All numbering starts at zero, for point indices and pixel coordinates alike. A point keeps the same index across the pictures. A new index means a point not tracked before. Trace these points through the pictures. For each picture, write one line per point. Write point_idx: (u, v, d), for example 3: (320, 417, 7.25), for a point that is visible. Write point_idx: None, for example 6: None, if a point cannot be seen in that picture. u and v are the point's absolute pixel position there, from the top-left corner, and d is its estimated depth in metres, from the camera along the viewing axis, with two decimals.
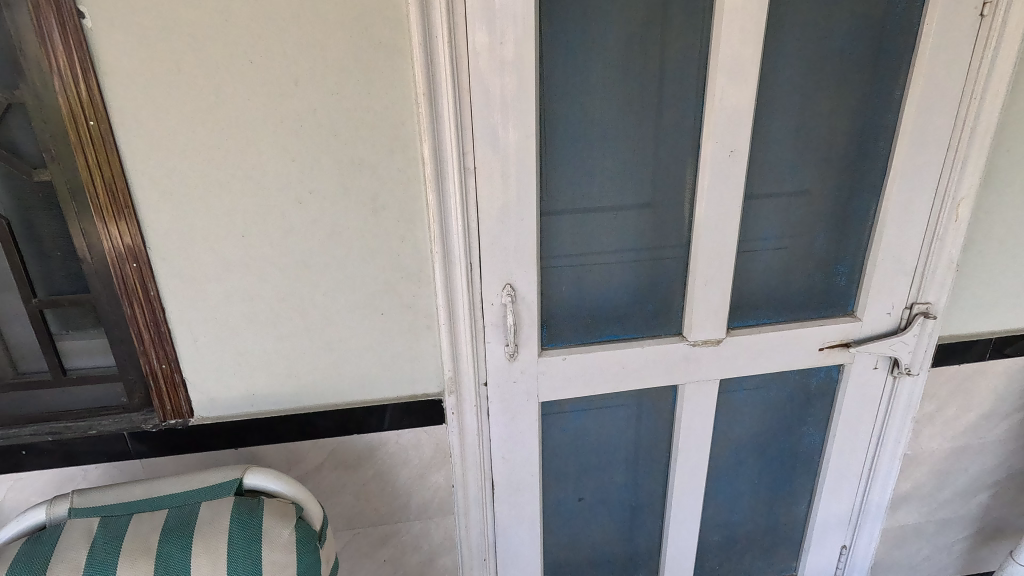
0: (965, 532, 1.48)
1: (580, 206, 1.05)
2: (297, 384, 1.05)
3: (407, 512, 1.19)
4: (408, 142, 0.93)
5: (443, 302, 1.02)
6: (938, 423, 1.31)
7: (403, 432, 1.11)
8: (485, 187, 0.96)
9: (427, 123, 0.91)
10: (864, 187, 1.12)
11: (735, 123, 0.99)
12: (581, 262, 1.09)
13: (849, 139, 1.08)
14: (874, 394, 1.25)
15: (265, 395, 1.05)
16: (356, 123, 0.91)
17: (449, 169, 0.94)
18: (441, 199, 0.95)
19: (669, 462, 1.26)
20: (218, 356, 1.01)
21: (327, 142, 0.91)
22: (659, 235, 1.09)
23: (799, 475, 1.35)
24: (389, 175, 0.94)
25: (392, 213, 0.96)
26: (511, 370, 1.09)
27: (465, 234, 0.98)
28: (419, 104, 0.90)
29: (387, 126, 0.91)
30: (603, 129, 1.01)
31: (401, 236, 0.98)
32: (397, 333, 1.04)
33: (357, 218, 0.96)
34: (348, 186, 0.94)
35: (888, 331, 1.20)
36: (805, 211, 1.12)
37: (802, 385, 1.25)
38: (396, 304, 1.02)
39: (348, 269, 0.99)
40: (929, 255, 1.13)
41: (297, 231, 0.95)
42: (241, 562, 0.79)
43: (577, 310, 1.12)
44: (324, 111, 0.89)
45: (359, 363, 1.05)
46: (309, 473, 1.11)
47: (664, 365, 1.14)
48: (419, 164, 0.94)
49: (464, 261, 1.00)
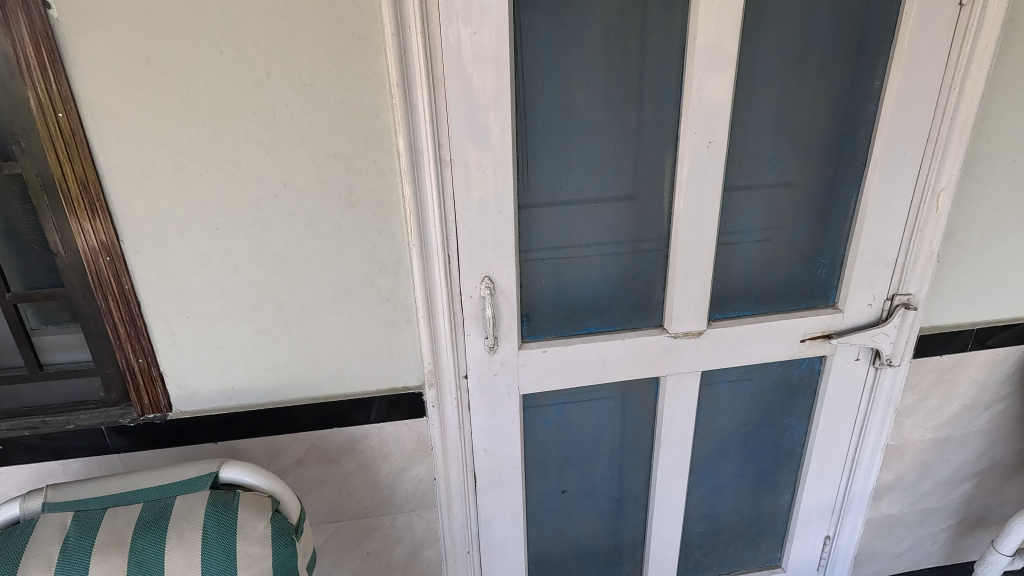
0: (948, 522, 1.49)
1: (558, 197, 1.05)
2: (277, 377, 1.05)
3: (390, 506, 1.19)
4: (383, 134, 0.92)
5: (422, 295, 1.02)
6: (920, 413, 1.32)
7: (384, 425, 1.11)
8: (463, 180, 0.95)
9: (403, 114, 0.90)
10: (845, 178, 1.12)
11: (713, 114, 0.99)
12: (561, 255, 1.09)
13: (829, 130, 1.08)
14: (856, 386, 1.26)
15: (244, 389, 1.05)
16: (330, 116, 0.90)
17: (426, 161, 0.94)
18: (419, 191, 0.95)
19: (652, 454, 1.26)
20: (195, 350, 1.00)
21: (302, 134, 0.90)
22: (639, 228, 1.09)
23: (783, 466, 1.35)
24: (364, 167, 0.94)
25: (368, 205, 0.96)
26: (491, 363, 1.09)
27: (443, 227, 0.98)
28: (393, 96, 0.90)
29: (362, 117, 0.91)
30: (581, 120, 1.01)
31: (378, 229, 0.98)
32: (377, 326, 1.04)
33: (334, 211, 0.95)
34: (324, 178, 0.93)
35: (870, 323, 1.21)
36: (786, 203, 1.12)
37: (784, 377, 1.25)
38: (374, 297, 1.02)
39: (326, 262, 0.98)
40: (910, 246, 1.13)
41: (272, 223, 0.95)
42: (215, 556, 0.79)
43: (557, 303, 1.12)
44: (296, 103, 0.89)
45: (339, 356, 1.05)
46: (291, 467, 1.11)
47: (645, 357, 1.15)
48: (395, 156, 0.94)
49: (442, 254, 0.99)
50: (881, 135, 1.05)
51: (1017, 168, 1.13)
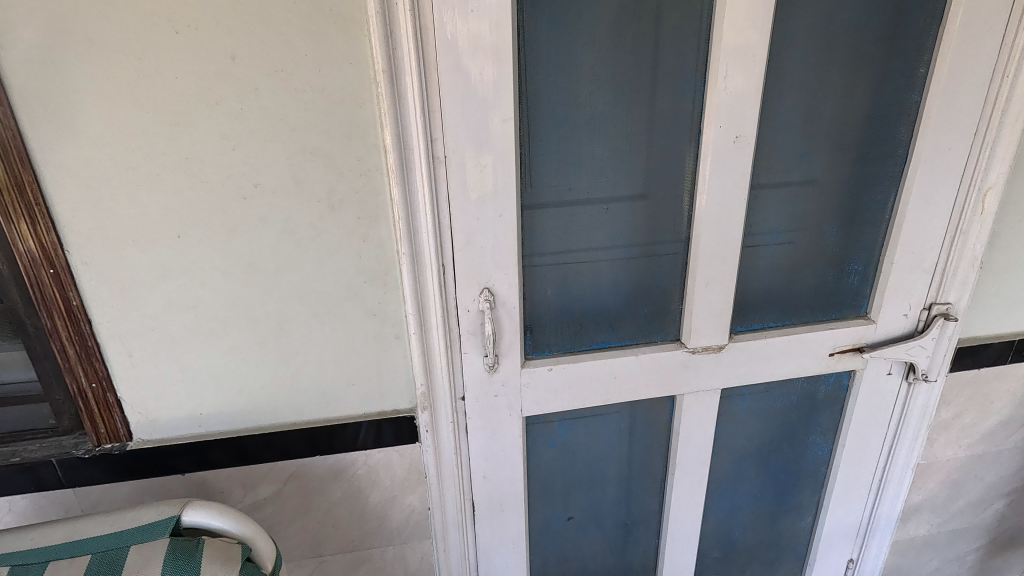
0: (977, 542, 1.40)
1: (565, 198, 0.93)
2: (251, 401, 0.93)
3: (380, 537, 1.08)
4: (367, 127, 0.81)
5: (413, 309, 0.90)
6: (954, 430, 1.22)
7: (372, 452, 1.00)
8: (459, 180, 0.84)
9: (390, 105, 0.79)
10: (882, 176, 1.01)
11: (740, 105, 0.88)
12: (568, 262, 0.98)
13: (866, 123, 0.97)
14: (886, 402, 1.16)
15: (214, 415, 0.93)
16: (306, 106, 0.78)
17: (416, 158, 0.82)
18: (409, 192, 0.84)
19: (665, 477, 1.16)
20: (156, 372, 0.88)
21: (274, 128, 0.79)
22: (655, 233, 0.98)
23: (806, 487, 1.25)
24: (346, 165, 0.82)
25: (352, 209, 0.85)
26: (491, 383, 0.98)
27: (437, 232, 0.86)
28: (379, 84, 0.78)
29: (343, 108, 0.79)
30: (591, 112, 0.89)
31: (363, 235, 0.86)
32: (362, 344, 0.93)
33: (312, 215, 0.84)
34: (300, 178, 0.82)
35: (904, 334, 1.10)
36: (816, 203, 1.01)
37: (810, 393, 1.15)
38: (359, 311, 0.91)
39: (304, 272, 0.87)
40: (951, 251, 1.03)
41: (242, 229, 0.83)
42: None
43: (563, 315, 1.01)
44: (266, 92, 0.77)
45: (321, 377, 0.94)
46: (268, 498, 1.00)
47: (660, 374, 1.04)
48: (382, 152, 0.82)
49: (436, 263, 0.88)
50: (925, 129, 0.94)
51: None
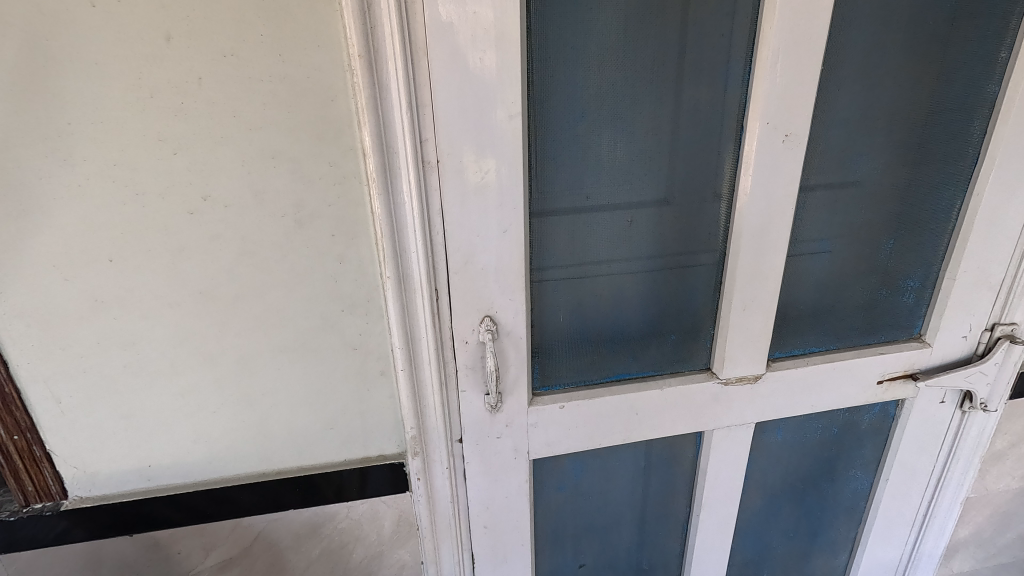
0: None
1: (581, 208, 0.79)
2: (210, 449, 0.79)
3: None
4: (341, 125, 0.66)
5: (401, 341, 0.76)
6: (1007, 461, 1.09)
7: (354, 504, 0.86)
8: (455, 189, 0.69)
9: (368, 99, 0.64)
10: (949, 179, 0.86)
11: (791, 97, 0.73)
12: (583, 282, 0.83)
13: (937, 118, 0.82)
14: (937, 432, 1.03)
15: (166, 467, 0.79)
16: (263, 99, 0.63)
17: (403, 164, 0.67)
18: (394, 204, 0.69)
19: (689, 518, 1.03)
20: (93, 421, 0.74)
21: (225, 127, 0.64)
22: (684, 247, 0.84)
23: (842, 524, 1.13)
24: (316, 172, 0.67)
25: (324, 225, 0.70)
26: (494, 423, 0.84)
27: (429, 252, 0.72)
28: (355, 73, 0.63)
29: (310, 103, 0.64)
30: (613, 105, 0.74)
31: (338, 255, 0.72)
32: (341, 381, 0.79)
33: (276, 233, 0.69)
34: (259, 188, 0.67)
35: (961, 359, 0.97)
36: (873, 212, 0.86)
37: (852, 424, 1.01)
38: (337, 345, 0.77)
39: (268, 300, 0.72)
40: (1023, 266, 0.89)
41: (189, 250, 0.68)
42: None
43: (576, 342, 0.87)
44: (213, 82, 0.62)
45: (293, 421, 0.80)
46: (235, 556, 0.86)
47: (688, 409, 0.90)
48: (360, 156, 0.68)
49: (428, 288, 0.74)
50: (1006, 125, 0.79)
51: None
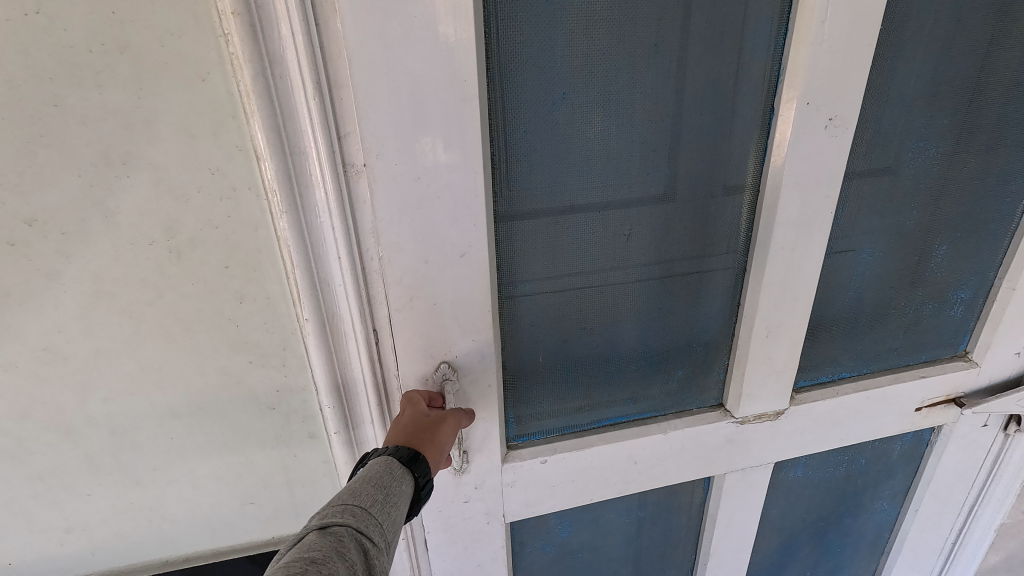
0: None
1: (566, 221, 0.59)
2: (95, 531, 0.67)
3: None
4: (219, 117, 0.48)
5: (329, 400, 0.61)
6: None
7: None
8: (392, 201, 0.50)
9: (256, 80, 0.45)
10: (1017, 168, 0.69)
11: (841, 68, 0.54)
12: (570, 311, 0.65)
13: (1013, 90, 0.64)
14: (976, 457, 0.89)
15: (35, 563, 0.68)
16: (101, 85, 0.45)
17: (314, 170, 0.49)
18: (309, 227, 0.52)
19: (693, 567, 0.88)
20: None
21: (50, 126, 0.46)
22: (697, 262, 0.66)
23: (863, 557, 0.99)
24: (193, 182, 0.50)
25: (211, 255, 0.54)
26: (460, 487, 0.67)
27: (361, 286, 0.54)
28: (233, 45, 0.45)
29: (169, 86, 0.46)
30: (607, 82, 0.54)
31: (237, 292, 0.56)
32: (257, 443, 0.65)
33: (144, 266, 0.53)
34: (108, 207, 0.50)
35: (1010, 378, 0.82)
36: (929, 212, 0.69)
37: (882, 454, 0.87)
38: (246, 402, 0.62)
39: (143, 358, 0.57)
40: None
41: (18, 293, 0.52)
42: None
43: (563, 383, 0.69)
44: (20, 61, 0.44)
45: (196, 497, 0.67)
46: None
47: (696, 453, 0.75)
48: (252, 159, 0.50)
49: (361, 330, 0.56)
50: None
51: None
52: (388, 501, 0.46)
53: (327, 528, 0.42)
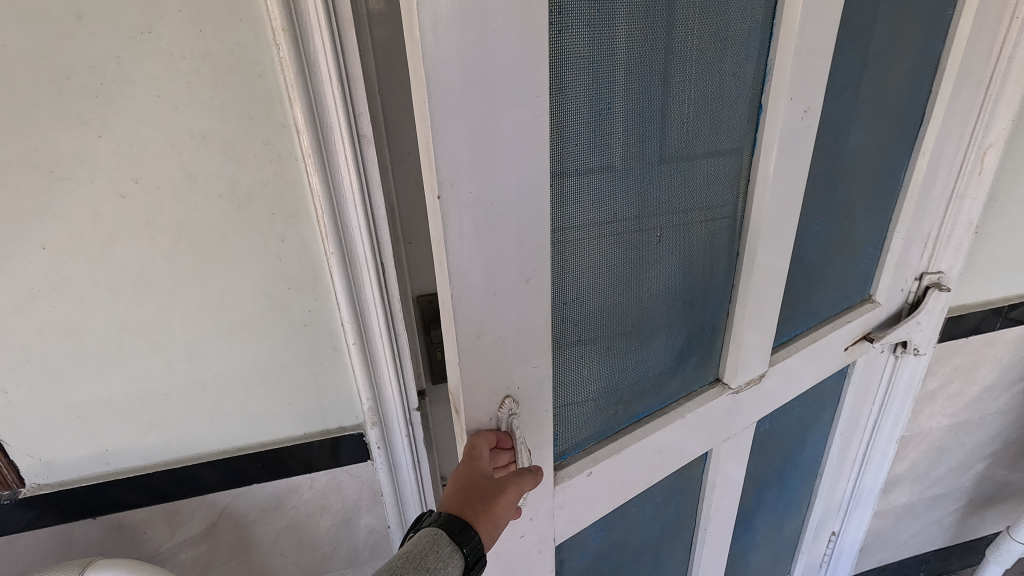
0: (956, 503, 1.37)
1: (611, 234, 0.58)
2: (167, 431, 0.77)
3: (336, 561, 0.96)
4: (271, 104, 0.61)
5: (349, 318, 0.71)
6: (939, 400, 1.16)
7: (316, 475, 0.85)
8: (466, 230, 0.45)
9: (296, 74, 0.58)
10: (902, 142, 0.85)
11: (816, 68, 0.61)
12: (612, 322, 0.63)
13: (904, 77, 0.78)
14: (877, 376, 1.07)
15: (124, 452, 0.77)
16: (190, 83, 0.58)
17: (339, 144, 0.62)
18: (333, 179, 0.64)
19: (695, 535, 0.94)
20: (43, 405, 0.71)
21: (148, 109, 0.58)
22: (702, 258, 0.69)
23: (806, 483, 1.14)
24: (249, 151, 0.63)
25: (261, 205, 0.66)
26: (516, 522, 0.63)
27: (373, 228, 0.67)
28: (280, 47, 0.57)
29: (234, 81, 0.59)
30: (642, 89, 0.54)
31: (279, 235, 0.68)
32: (291, 360, 0.76)
33: (211, 212, 0.65)
34: (190, 169, 0.62)
35: (899, 310, 1.00)
36: (854, 183, 0.81)
37: (820, 392, 1.01)
38: (282, 320, 0.73)
39: (211, 286, 0.69)
40: (945, 219, 0.93)
41: (123, 235, 0.64)
42: None
43: (602, 394, 0.68)
44: (135, 60, 0.56)
45: (246, 396, 0.77)
46: (201, 535, 0.86)
47: (704, 428, 0.79)
48: (294, 132, 0.63)
49: (374, 262, 0.68)
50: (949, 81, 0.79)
51: None
52: None
53: None
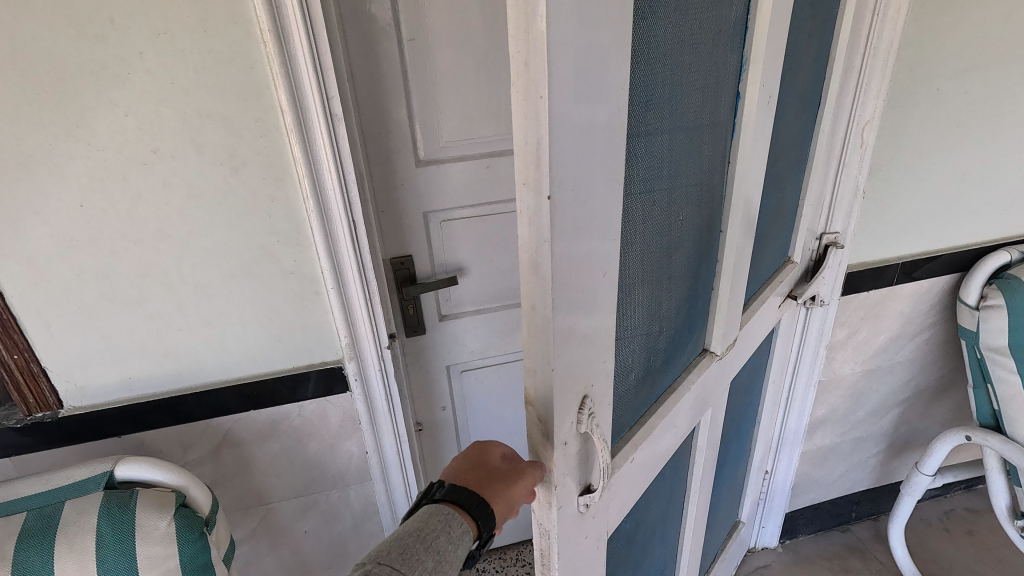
0: (880, 446, 1.19)
1: (656, 225, 0.51)
2: (184, 361, 0.74)
3: (324, 482, 0.88)
4: (262, 86, 0.62)
5: (328, 267, 0.72)
6: (841, 355, 1.04)
7: (304, 402, 0.80)
8: (572, 252, 0.36)
9: (277, 59, 0.60)
10: (821, 121, 0.78)
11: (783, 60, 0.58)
12: (652, 320, 0.57)
13: (816, 58, 0.71)
14: (789, 327, 0.96)
15: (148, 377, 0.74)
16: (194, 69, 0.60)
17: (315, 114, 0.63)
18: (311, 151, 0.65)
19: (687, 497, 0.88)
20: (81, 340, 0.69)
21: (157, 93, 0.60)
22: (699, 261, 0.64)
23: (759, 426, 1.06)
24: (244, 128, 0.63)
25: (255, 171, 0.66)
26: (580, 528, 0.51)
27: (345, 189, 0.68)
28: (266, 43, 0.59)
29: (231, 71, 0.60)
30: (682, 67, 0.48)
31: (270, 196, 0.67)
32: (281, 301, 0.74)
33: (216, 177, 0.65)
34: (198, 142, 0.63)
35: (802, 270, 0.91)
36: (788, 162, 0.75)
37: (770, 338, 0.94)
38: (275, 271, 0.72)
39: (216, 238, 0.68)
40: (835, 189, 0.86)
41: (145, 197, 0.64)
42: (121, 565, 0.58)
43: (641, 394, 0.59)
44: (154, 54, 0.58)
45: (246, 335, 0.75)
46: (208, 455, 0.80)
47: (706, 388, 0.72)
48: (278, 111, 0.63)
49: (349, 220, 0.70)
50: (842, 63, 0.75)
51: (1008, 86, 0.84)
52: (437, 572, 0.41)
53: None
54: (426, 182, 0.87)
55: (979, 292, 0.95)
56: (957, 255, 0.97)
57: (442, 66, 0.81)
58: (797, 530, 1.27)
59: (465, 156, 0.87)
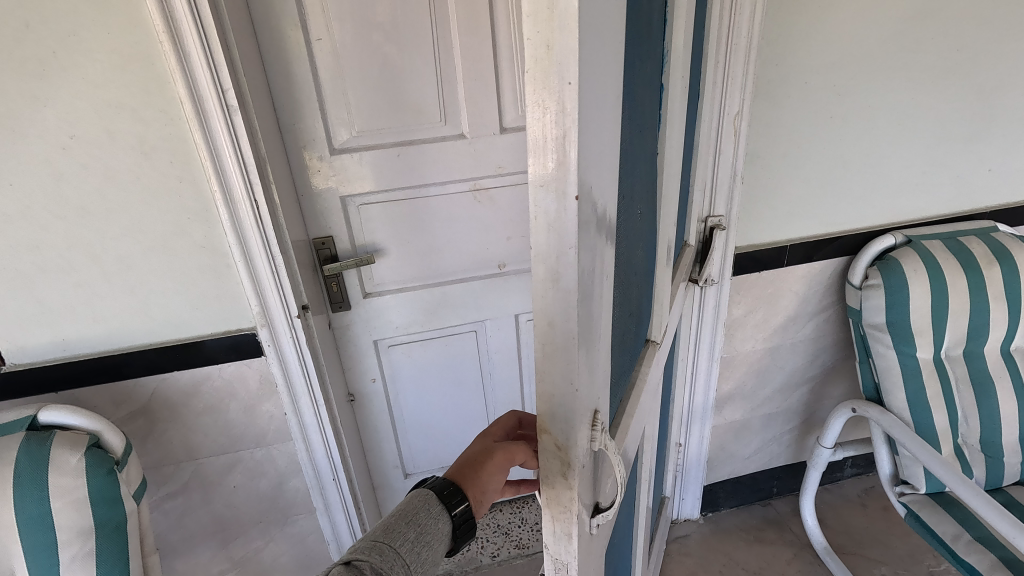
0: (793, 422, 1.26)
1: (634, 224, 0.49)
2: (111, 325, 0.83)
3: (247, 441, 0.97)
4: (164, 80, 0.71)
5: (234, 241, 0.80)
6: (739, 334, 1.11)
7: (224, 365, 0.89)
8: (593, 255, 0.31)
9: (172, 57, 0.68)
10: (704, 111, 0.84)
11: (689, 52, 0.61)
12: (631, 318, 0.55)
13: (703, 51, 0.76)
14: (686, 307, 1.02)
15: (79, 339, 0.83)
16: (103, 66, 0.69)
17: (211, 106, 0.72)
18: (211, 139, 0.74)
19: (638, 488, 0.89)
20: (15, 304, 0.79)
21: (70, 86, 0.69)
22: (648, 251, 0.63)
23: (675, 403, 1.12)
24: (150, 116, 0.72)
25: (164, 155, 0.75)
26: (591, 546, 0.49)
27: (247, 173, 0.77)
28: (162, 45, 0.68)
29: (135, 66, 0.70)
30: (648, 57, 0.46)
31: (178, 177, 0.76)
32: (196, 273, 0.83)
33: (129, 160, 0.74)
34: (111, 128, 0.72)
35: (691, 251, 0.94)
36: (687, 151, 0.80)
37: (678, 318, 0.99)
38: (189, 245, 0.81)
39: (133, 214, 0.77)
40: (716, 175, 0.93)
41: (65, 178, 0.73)
42: (33, 492, 0.67)
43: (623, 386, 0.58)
44: (67, 52, 0.67)
45: (166, 303, 0.84)
46: (137, 413, 0.89)
47: (652, 379, 0.74)
48: (179, 103, 0.72)
49: (252, 199, 0.79)
50: (713, 57, 0.81)
51: (873, 77, 0.90)
52: (418, 542, 0.45)
53: (347, 565, 0.41)
54: (341, 168, 0.96)
55: (864, 273, 1.02)
56: (846, 238, 1.03)
57: (352, 65, 0.90)
58: (718, 504, 1.34)
59: (377, 145, 0.96)
